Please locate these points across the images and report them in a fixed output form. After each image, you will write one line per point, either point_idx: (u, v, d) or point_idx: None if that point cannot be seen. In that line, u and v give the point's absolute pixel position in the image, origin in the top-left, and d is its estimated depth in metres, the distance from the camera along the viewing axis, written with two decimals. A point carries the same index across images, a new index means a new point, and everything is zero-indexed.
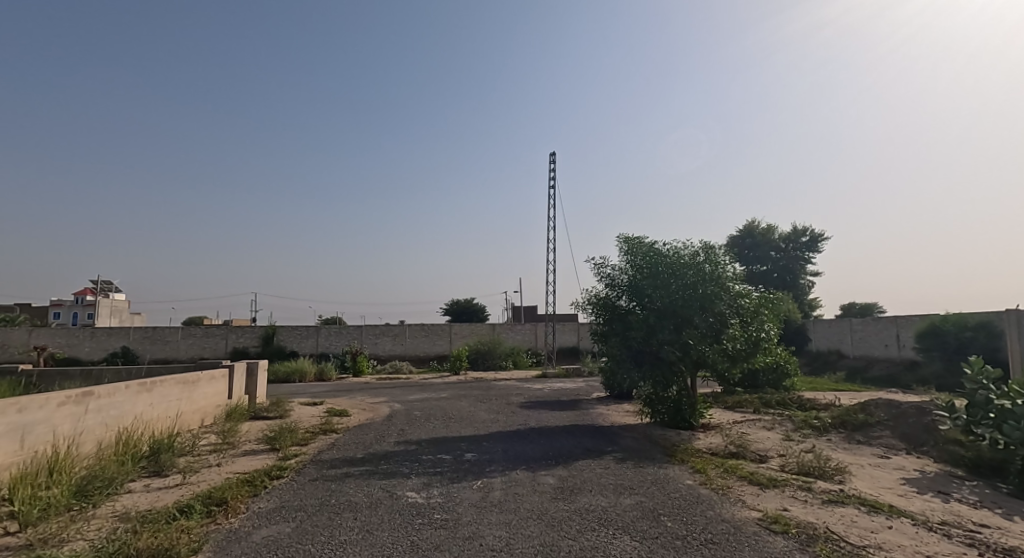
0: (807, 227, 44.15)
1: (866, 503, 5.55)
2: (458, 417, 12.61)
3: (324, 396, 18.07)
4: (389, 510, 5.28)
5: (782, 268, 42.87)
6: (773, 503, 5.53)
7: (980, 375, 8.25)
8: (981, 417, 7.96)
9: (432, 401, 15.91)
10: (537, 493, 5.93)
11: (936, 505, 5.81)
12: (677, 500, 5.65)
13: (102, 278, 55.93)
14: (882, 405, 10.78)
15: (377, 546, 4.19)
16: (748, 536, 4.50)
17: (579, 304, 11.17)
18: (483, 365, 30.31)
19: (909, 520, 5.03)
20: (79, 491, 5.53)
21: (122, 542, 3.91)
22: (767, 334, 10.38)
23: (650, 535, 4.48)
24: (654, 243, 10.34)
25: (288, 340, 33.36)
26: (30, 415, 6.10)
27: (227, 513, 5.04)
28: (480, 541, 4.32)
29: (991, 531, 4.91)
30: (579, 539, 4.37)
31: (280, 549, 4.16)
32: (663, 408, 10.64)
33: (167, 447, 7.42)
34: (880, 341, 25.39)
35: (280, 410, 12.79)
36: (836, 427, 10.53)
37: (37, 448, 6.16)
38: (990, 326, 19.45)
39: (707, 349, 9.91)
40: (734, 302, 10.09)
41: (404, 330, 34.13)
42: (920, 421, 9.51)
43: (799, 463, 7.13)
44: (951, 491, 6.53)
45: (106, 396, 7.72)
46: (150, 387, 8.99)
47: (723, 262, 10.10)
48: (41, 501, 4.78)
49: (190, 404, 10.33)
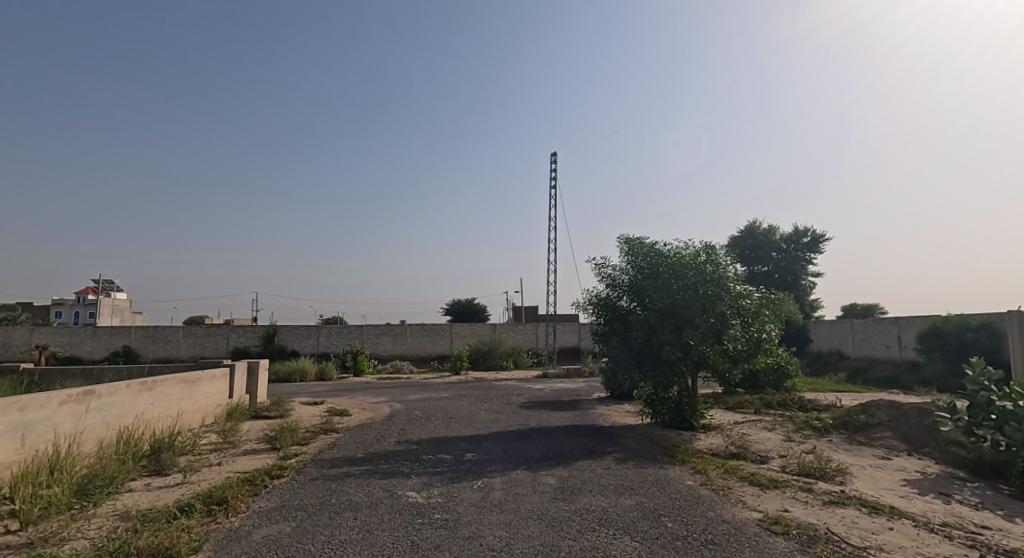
0: (807, 227, 44.10)
1: (866, 504, 5.52)
2: (458, 416, 12.63)
3: (324, 395, 18.13)
4: (389, 510, 5.27)
5: (783, 268, 42.81)
6: (774, 505, 5.51)
7: (982, 376, 8.24)
8: (983, 418, 7.98)
9: (432, 401, 15.92)
10: (537, 493, 5.93)
11: (937, 506, 5.79)
12: (678, 500, 5.64)
13: (102, 278, 56.12)
14: (882, 406, 10.77)
15: (377, 546, 4.18)
16: (749, 537, 4.49)
17: (579, 304, 11.17)
18: (484, 365, 30.34)
19: (910, 522, 5.02)
20: (80, 490, 5.53)
21: (123, 541, 3.91)
22: (768, 335, 10.35)
23: (650, 535, 4.48)
24: (655, 243, 10.34)
25: (288, 340, 33.38)
26: (31, 414, 6.11)
27: (227, 513, 5.03)
28: (480, 541, 4.32)
29: (994, 532, 4.89)
30: (579, 539, 4.37)
31: (280, 549, 4.14)
32: (664, 408, 10.62)
33: (167, 447, 7.40)
34: (880, 342, 25.43)
35: (280, 409, 12.79)
36: (837, 428, 10.50)
37: (38, 447, 6.16)
38: (992, 327, 19.41)
39: (707, 350, 9.89)
40: (734, 302, 10.07)
41: (404, 330, 34.16)
42: (921, 422, 9.50)
43: (800, 464, 7.13)
44: (952, 492, 6.52)
45: (107, 396, 7.73)
46: (151, 386, 9.00)
47: (724, 263, 10.10)
48: (41, 500, 4.77)
49: (190, 403, 10.31)
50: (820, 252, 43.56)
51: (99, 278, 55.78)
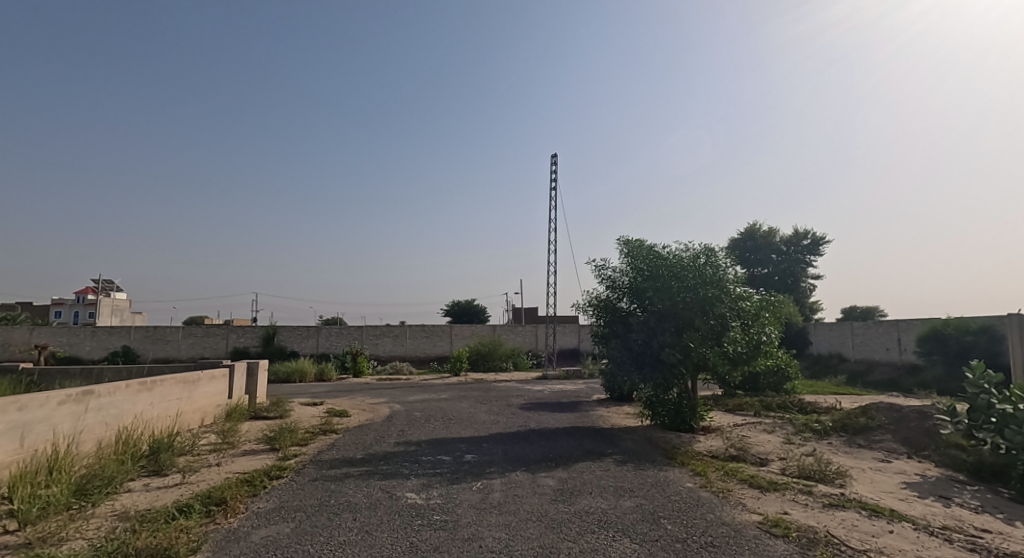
0: (807, 229, 44.06)
1: (867, 507, 5.51)
2: (457, 418, 12.59)
3: (325, 396, 18.17)
4: (388, 511, 5.26)
5: (782, 271, 42.73)
6: (774, 507, 5.50)
7: (982, 380, 8.32)
8: (983, 422, 7.97)
9: (432, 402, 15.94)
10: (537, 495, 5.91)
11: (937, 509, 5.78)
12: (677, 503, 5.62)
13: (102, 279, 56.25)
14: (883, 409, 10.74)
15: (377, 547, 4.18)
16: (748, 539, 4.47)
17: (579, 306, 11.18)
18: (484, 365, 30.18)
19: (910, 525, 5.00)
20: (79, 490, 5.53)
21: (121, 542, 3.89)
22: (768, 337, 10.32)
23: (650, 537, 4.46)
24: (654, 245, 10.34)
25: (288, 340, 33.43)
26: (31, 414, 6.10)
27: (226, 513, 5.03)
28: (479, 543, 4.30)
29: (994, 535, 4.87)
30: (579, 541, 4.35)
31: (279, 549, 4.14)
32: (664, 410, 10.59)
33: (167, 447, 7.40)
34: (880, 345, 25.40)
35: (280, 409, 12.81)
36: (836, 431, 10.49)
37: (37, 447, 6.16)
38: (992, 330, 19.39)
39: (707, 352, 9.88)
40: (734, 304, 10.05)
41: (404, 330, 34.21)
42: (921, 425, 9.48)
43: (799, 466, 7.11)
44: (953, 495, 6.50)
45: (107, 396, 7.73)
46: (150, 386, 8.99)
47: (724, 265, 10.09)
48: (40, 500, 4.76)
49: (189, 404, 10.31)
50: (820, 254, 43.56)
51: (99, 278, 55.63)
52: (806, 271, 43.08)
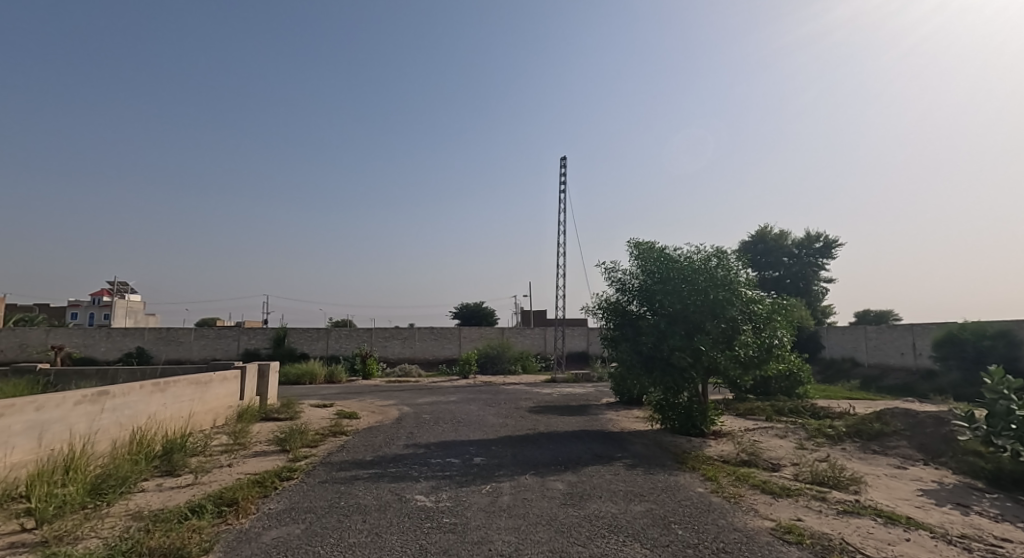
0: (821, 232, 43.34)
1: (882, 515, 5.41)
2: (466, 420, 12.61)
3: (335, 397, 18.34)
4: (397, 513, 5.26)
5: (795, 274, 42.26)
6: (787, 513, 5.42)
7: (1001, 386, 8.33)
8: (1002, 428, 7.90)
9: (441, 405, 15.97)
10: (546, 499, 5.88)
11: (954, 517, 5.68)
12: (687, 508, 5.56)
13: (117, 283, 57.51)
14: (898, 414, 10.58)
15: (386, 550, 4.18)
16: (761, 546, 4.43)
17: (589, 308, 11.13)
18: (493, 369, 30.19)
19: (927, 533, 4.91)
20: (94, 489, 5.58)
21: (135, 541, 3.92)
22: (779, 341, 10.21)
23: (661, 542, 4.42)
24: (665, 247, 10.33)
25: (299, 342, 33.73)
26: (48, 414, 6.20)
27: (238, 513, 5.07)
28: (488, 546, 4.30)
29: (1013, 545, 4.77)
30: (589, 545, 4.34)
31: (290, 549, 4.18)
32: (674, 414, 10.51)
33: (179, 447, 7.47)
34: (896, 350, 25.05)
35: (290, 411, 12.92)
36: (851, 436, 10.34)
37: (54, 446, 6.25)
38: (1010, 335, 19.11)
39: (719, 355, 9.79)
40: (746, 307, 9.94)
41: (413, 333, 34.28)
42: (938, 432, 9.32)
43: (812, 472, 7.00)
44: (971, 503, 6.38)
45: (121, 396, 7.82)
46: (163, 387, 9.08)
47: (736, 268, 10.01)
48: (56, 499, 4.81)
49: (202, 404, 10.42)
50: (833, 257, 43.06)
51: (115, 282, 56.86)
52: (819, 273, 42.62)
